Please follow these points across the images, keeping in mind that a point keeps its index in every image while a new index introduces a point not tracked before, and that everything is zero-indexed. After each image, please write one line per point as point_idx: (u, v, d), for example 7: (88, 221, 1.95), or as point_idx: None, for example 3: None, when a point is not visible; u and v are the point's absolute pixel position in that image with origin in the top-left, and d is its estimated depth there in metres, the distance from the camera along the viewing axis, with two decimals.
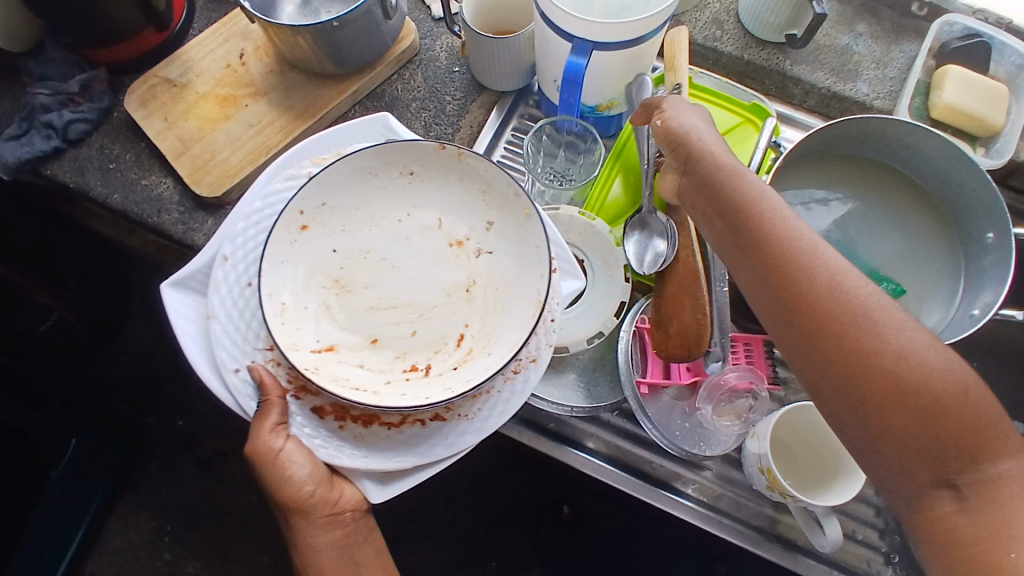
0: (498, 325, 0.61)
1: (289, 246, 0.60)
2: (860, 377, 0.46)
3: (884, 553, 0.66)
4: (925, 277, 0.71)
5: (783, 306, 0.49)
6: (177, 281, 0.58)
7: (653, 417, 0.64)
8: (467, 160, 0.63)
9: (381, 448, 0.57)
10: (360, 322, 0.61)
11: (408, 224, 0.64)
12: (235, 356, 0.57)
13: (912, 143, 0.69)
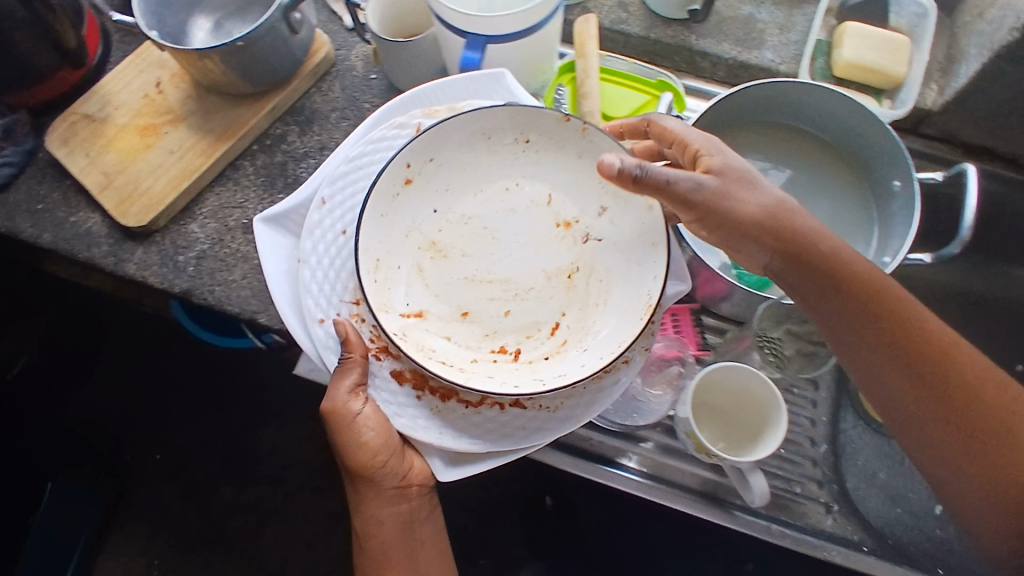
0: (596, 320, 0.62)
1: (390, 201, 0.63)
2: (957, 445, 0.54)
3: (824, 502, 0.68)
4: (841, 231, 0.73)
5: (873, 368, 0.57)
6: (270, 217, 0.61)
7: None
8: (587, 137, 0.64)
9: (453, 424, 0.59)
10: (452, 294, 0.64)
11: (515, 196, 0.66)
12: (323, 305, 0.59)
13: (815, 101, 0.70)
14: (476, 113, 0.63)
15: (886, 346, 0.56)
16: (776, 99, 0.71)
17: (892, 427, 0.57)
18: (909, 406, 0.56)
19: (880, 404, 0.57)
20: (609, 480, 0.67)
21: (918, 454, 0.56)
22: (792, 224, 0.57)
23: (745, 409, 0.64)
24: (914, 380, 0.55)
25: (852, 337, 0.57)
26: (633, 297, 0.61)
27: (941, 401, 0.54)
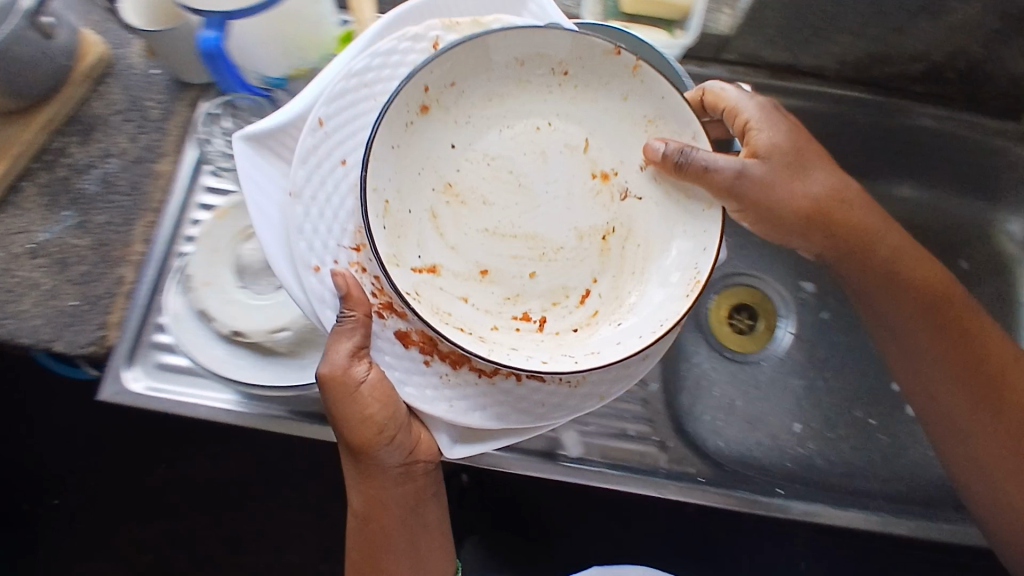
0: (633, 289, 0.57)
1: (404, 132, 0.52)
2: (952, 389, 0.66)
3: (656, 441, 0.72)
4: None
5: (902, 327, 0.68)
6: (252, 135, 0.50)
7: None
8: (640, 77, 0.53)
9: (467, 396, 0.53)
10: (469, 243, 0.55)
11: (546, 137, 0.56)
12: (315, 250, 0.49)
13: None
14: (515, 30, 0.51)
15: (919, 310, 0.67)
16: None
17: (897, 370, 0.70)
18: (914, 356, 0.68)
19: (893, 349, 0.69)
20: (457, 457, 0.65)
21: (911, 391, 0.69)
22: (832, 201, 0.64)
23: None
24: (936, 334, 0.66)
25: (879, 301, 0.68)
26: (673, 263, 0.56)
27: (957, 351, 0.66)
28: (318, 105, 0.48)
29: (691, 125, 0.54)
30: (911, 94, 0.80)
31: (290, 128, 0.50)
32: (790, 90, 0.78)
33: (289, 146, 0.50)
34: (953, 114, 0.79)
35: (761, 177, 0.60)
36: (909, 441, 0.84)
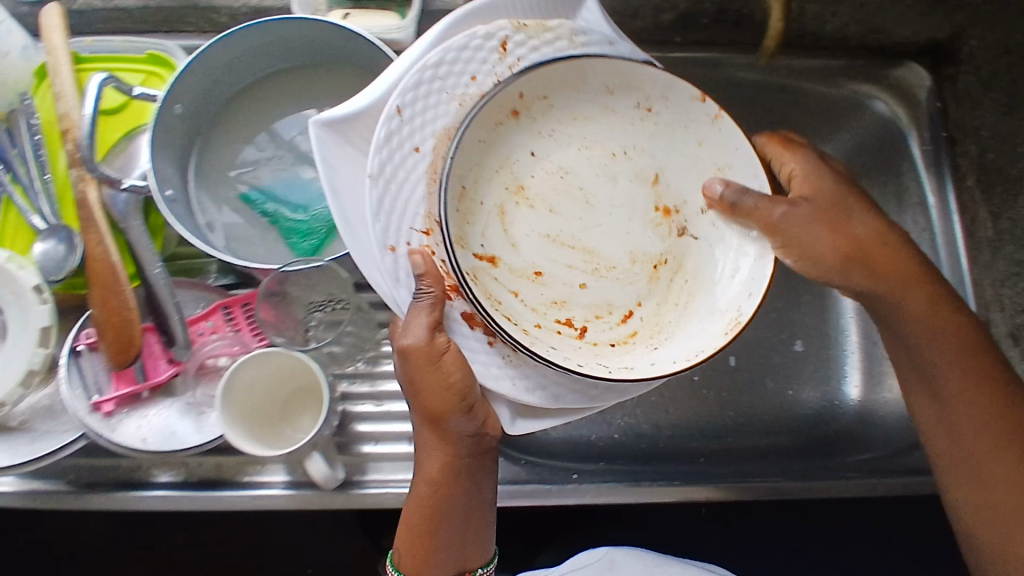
0: (674, 320, 0.54)
1: (488, 133, 0.51)
2: (966, 418, 0.58)
3: None
4: None
5: (929, 353, 0.59)
6: (329, 120, 0.47)
7: (141, 426, 0.61)
8: (717, 128, 0.52)
9: (525, 377, 0.49)
10: (531, 246, 0.53)
11: (618, 164, 0.55)
12: (389, 232, 0.46)
13: (314, 37, 0.62)
14: (614, 60, 0.50)
15: (948, 335, 0.59)
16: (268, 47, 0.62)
17: (914, 395, 0.61)
18: (934, 383, 0.59)
19: (910, 373, 0.61)
20: (256, 503, 0.63)
21: (921, 415, 0.61)
22: (872, 242, 0.57)
23: (291, 404, 0.62)
24: (963, 364, 0.59)
25: (908, 329, 0.60)
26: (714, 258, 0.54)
27: (978, 380, 0.59)
28: (396, 93, 0.45)
29: (740, 147, 0.52)
30: (673, 47, 0.74)
31: (375, 109, 0.47)
32: None
33: (366, 130, 0.47)
34: (716, 54, 0.74)
35: (806, 229, 0.54)
36: (732, 399, 0.82)
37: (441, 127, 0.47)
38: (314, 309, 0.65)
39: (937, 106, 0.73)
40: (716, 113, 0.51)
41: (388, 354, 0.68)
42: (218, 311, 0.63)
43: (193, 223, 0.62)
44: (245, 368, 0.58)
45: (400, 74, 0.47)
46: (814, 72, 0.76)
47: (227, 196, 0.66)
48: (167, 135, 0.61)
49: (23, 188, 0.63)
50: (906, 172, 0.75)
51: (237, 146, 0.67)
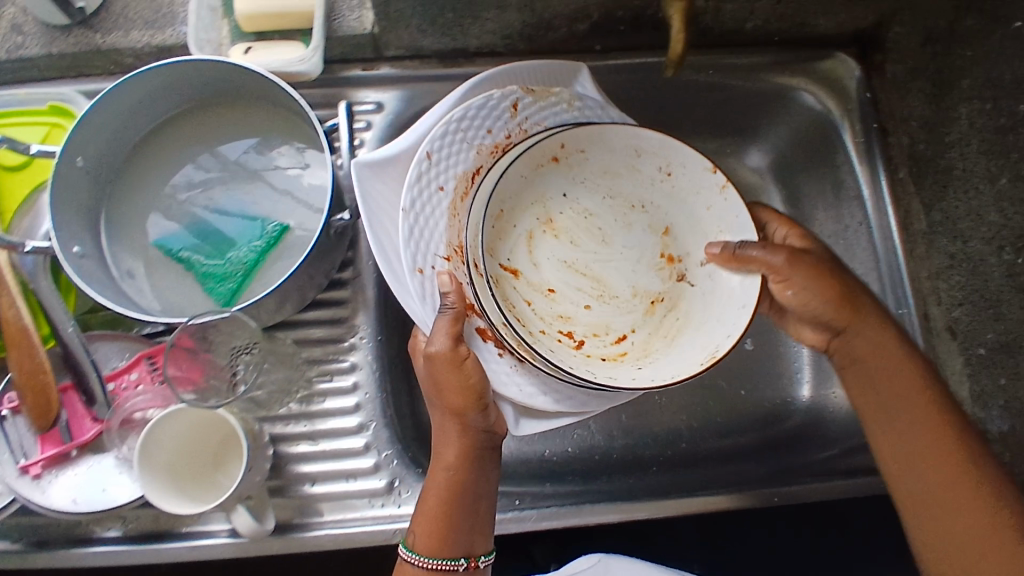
0: (662, 350, 0.58)
1: (526, 177, 0.59)
2: (937, 481, 0.54)
3: (385, 483, 0.65)
4: (306, 209, 0.66)
5: (894, 412, 0.57)
6: (370, 163, 0.58)
7: (71, 487, 0.60)
8: (723, 197, 0.57)
9: (527, 383, 0.57)
10: (550, 268, 0.61)
11: (636, 215, 0.62)
12: (418, 255, 0.54)
13: (211, 72, 0.62)
14: (628, 127, 0.58)
15: (914, 395, 0.57)
16: (163, 86, 0.62)
17: (882, 457, 0.58)
18: (901, 445, 0.56)
19: (879, 435, 0.58)
20: (196, 553, 0.62)
21: (893, 479, 0.57)
22: (851, 290, 0.59)
23: (223, 452, 0.61)
24: (929, 422, 0.56)
25: (876, 387, 0.58)
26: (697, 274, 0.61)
27: (946, 441, 0.55)
28: (426, 141, 0.55)
29: (722, 196, 0.58)
30: (595, 55, 0.73)
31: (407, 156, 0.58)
32: (468, 76, 0.73)
33: (400, 172, 0.58)
34: (636, 60, 0.73)
35: (784, 285, 0.56)
36: (680, 402, 0.80)
37: (462, 171, 0.56)
38: (245, 357, 0.67)
39: (867, 97, 0.72)
40: (719, 182, 0.57)
41: (322, 391, 0.67)
42: (140, 362, 0.63)
43: (105, 281, 0.62)
44: (163, 426, 0.59)
45: (426, 129, 0.59)
46: (739, 70, 0.73)
47: (145, 242, 0.65)
48: (71, 189, 0.60)
49: None
50: (841, 165, 0.74)
51: (149, 191, 0.66)
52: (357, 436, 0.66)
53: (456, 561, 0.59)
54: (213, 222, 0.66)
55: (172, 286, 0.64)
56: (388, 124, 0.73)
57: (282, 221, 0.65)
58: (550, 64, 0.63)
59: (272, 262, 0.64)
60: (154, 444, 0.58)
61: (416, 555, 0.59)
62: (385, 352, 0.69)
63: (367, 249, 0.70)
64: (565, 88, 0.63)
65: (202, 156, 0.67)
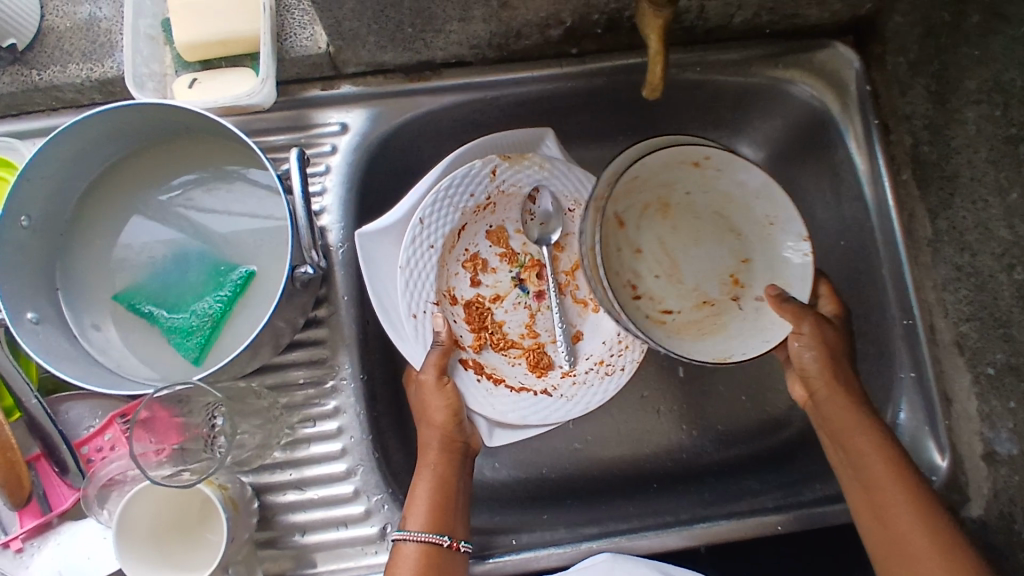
0: (687, 337, 0.64)
1: (668, 164, 0.64)
2: (915, 558, 0.53)
3: (379, 529, 0.64)
4: (273, 250, 0.62)
5: (873, 486, 0.56)
6: (370, 231, 0.64)
7: (52, 559, 0.58)
8: (803, 264, 0.62)
9: (501, 403, 0.67)
10: (646, 236, 0.67)
11: (733, 239, 0.67)
12: (414, 303, 0.65)
13: (153, 116, 0.57)
14: (746, 164, 0.63)
15: (889, 470, 0.56)
16: (105, 135, 0.57)
17: (866, 534, 0.56)
18: (879, 519, 0.55)
19: (861, 510, 0.57)
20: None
21: (875, 556, 0.55)
22: (841, 349, 0.62)
23: (208, 512, 0.60)
24: (903, 495, 0.55)
25: (847, 446, 0.59)
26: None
27: (921, 516, 0.54)
28: (420, 208, 0.65)
29: (804, 265, 0.63)
30: (573, 58, 0.68)
31: (398, 223, 0.65)
32: (437, 91, 0.68)
33: (395, 233, 0.66)
34: (618, 60, 0.68)
35: (800, 339, 0.60)
36: (683, 416, 0.78)
37: (449, 230, 0.68)
38: (218, 414, 0.62)
39: (867, 90, 0.67)
40: (808, 254, 0.62)
41: (306, 436, 0.65)
42: (108, 425, 0.61)
43: (68, 343, 0.58)
44: (142, 499, 0.57)
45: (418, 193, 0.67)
46: (729, 66, 0.68)
47: (105, 299, 0.62)
48: (17, 250, 0.56)
49: None
50: (840, 162, 0.69)
51: (104, 239, 0.62)
52: (345, 481, 0.64)
53: (441, 539, 0.59)
54: (175, 269, 0.62)
55: (141, 341, 0.61)
56: (354, 146, 0.68)
57: (248, 266, 0.62)
58: (520, 131, 0.69)
59: (241, 311, 0.61)
60: (131, 520, 0.57)
61: (406, 532, 0.59)
62: (368, 391, 0.66)
63: (343, 285, 0.67)
64: (534, 152, 0.70)
65: (160, 198, 0.63)
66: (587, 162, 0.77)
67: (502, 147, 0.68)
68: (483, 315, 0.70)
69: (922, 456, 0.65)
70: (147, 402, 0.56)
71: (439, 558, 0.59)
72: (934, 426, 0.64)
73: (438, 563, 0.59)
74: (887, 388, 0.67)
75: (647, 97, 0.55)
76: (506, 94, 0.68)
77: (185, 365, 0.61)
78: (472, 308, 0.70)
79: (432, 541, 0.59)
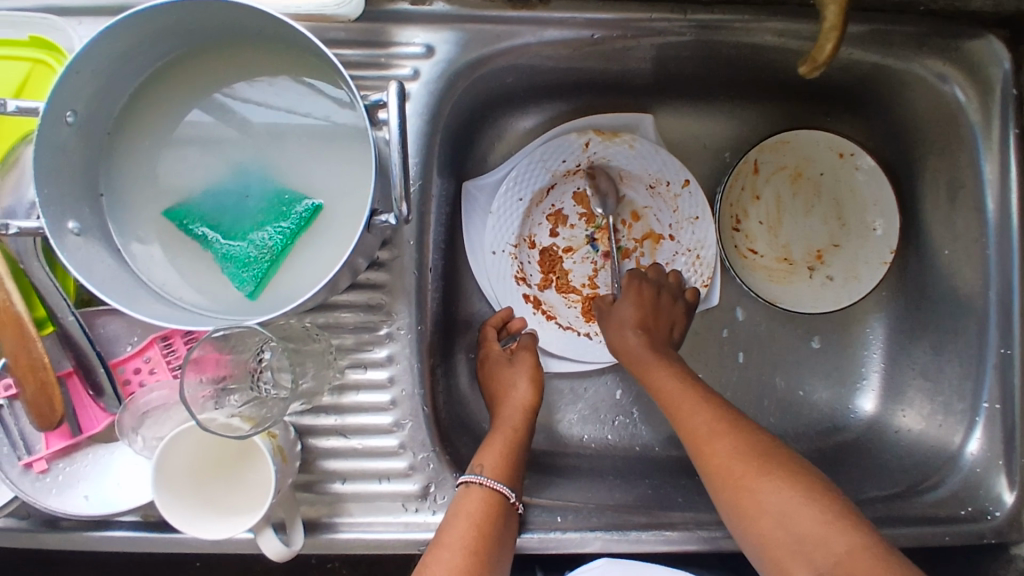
0: (751, 274, 0.74)
1: (821, 143, 0.72)
2: (747, 467, 0.52)
3: (419, 487, 0.60)
4: (338, 181, 0.55)
5: (696, 430, 0.56)
6: (477, 183, 0.73)
7: (74, 479, 0.55)
8: (879, 266, 0.72)
9: (548, 335, 0.74)
10: (771, 189, 0.74)
11: (839, 227, 0.73)
12: (496, 241, 0.72)
13: (210, 12, 0.49)
14: (875, 169, 0.71)
15: (680, 384, 0.61)
16: (157, 29, 0.49)
17: (707, 484, 0.54)
18: (712, 462, 0.54)
19: (699, 465, 0.55)
20: (220, 546, 0.58)
21: (723, 502, 0.52)
22: (647, 295, 0.69)
23: (247, 449, 0.55)
24: (682, 385, 0.60)
25: (635, 354, 0.65)
26: (696, 279, 0.73)
27: (740, 438, 0.54)
28: (515, 165, 0.72)
29: (876, 269, 0.72)
30: (700, 6, 0.60)
31: (493, 182, 0.73)
32: (540, 22, 0.60)
33: (485, 190, 0.73)
34: (746, 17, 0.60)
35: (633, 292, 0.70)
36: (739, 404, 0.74)
37: (537, 187, 0.73)
38: (268, 348, 0.56)
39: (1014, 93, 0.60)
40: (884, 261, 0.71)
41: (355, 383, 0.61)
42: (153, 348, 0.56)
43: (110, 261, 0.53)
44: (183, 438, 0.52)
45: (518, 155, 0.73)
46: (866, 39, 0.60)
47: (151, 213, 0.55)
48: (58, 150, 0.50)
49: None
50: (964, 166, 0.64)
51: (151, 145, 0.55)
52: (391, 435, 0.61)
53: (506, 493, 0.58)
54: (236, 191, 0.56)
55: (189, 264, 0.56)
56: (438, 74, 0.61)
57: (313, 198, 0.55)
58: (614, 114, 0.73)
59: (304, 247, 0.55)
60: (177, 445, 0.52)
61: (480, 476, 0.58)
62: (423, 342, 0.62)
63: (412, 227, 0.61)
64: (632, 130, 0.73)
65: (219, 106, 0.55)
66: (680, 130, 0.75)
67: (598, 123, 0.72)
68: (554, 261, 0.75)
69: (988, 489, 0.62)
70: (204, 340, 0.52)
71: (503, 509, 0.57)
72: (1008, 461, 0.62)
73: (501, 515, 0.57)
74: (964, 413, 0.65)
75: (800, 73, 0.51)
76: (615, 36, 0.61)
77: (239, 297, 0.55)
78: (545, 254, 0.75)
79: (501, 491, 0.58)
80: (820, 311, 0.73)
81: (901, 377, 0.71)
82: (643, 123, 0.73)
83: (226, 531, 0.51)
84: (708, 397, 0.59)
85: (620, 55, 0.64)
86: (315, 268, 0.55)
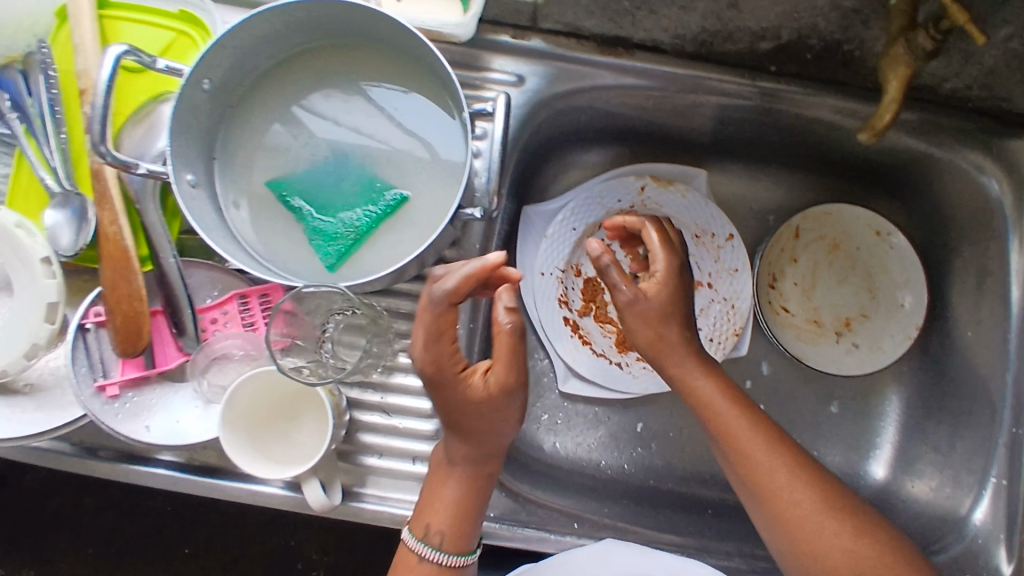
0: (781, 330, 0.78)
1: (861, 219, 0.78)
2: (826, 528, 0.54)
3: None
4: (423, 178, 0.61)
5: (773, 479, 0.56)
6: (537, 209, 0.78)
7: (139, 410, 0.59)
8: (903, 340, 0.76)
9: (581, 358, 0.78)
10: (809, 255, 0.79)
11: (868, 299, 0.78)
12: (546, 264, 0.78)
13: (346, 15, 0.56)
14: (908, 250, 0.76)
15: (746, 416, 0.59)
16: (297, 21, 0.57)
17: (775, 531, 0.55)
18: (787, 514, 0.55)
19: (765, 510, 0.56)
20: (256, 498, 0.62)
21: (787, 551, 0.55)
22: (679, 290, 0.61)
23: (297, 410, 0.60)
24: (747, 419, 0.58)
25: (684, 368, 0.61)
26: (728, 327, 0.77)
27: (816, 492, 0.56)
28: (573, 197, 0.78)
29: (900, 342, 0.76)
30: (766, 75, 0.67)
31: (551, 211, 0.78)
32: (623, 69, 0.67)
33: (543, 216, 0.78)
34: (808, 91, 0.67)
35: (665, 280, 0.60)
36: None
37: (591, 221, 0.78)
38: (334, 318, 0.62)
39: None
40: (908, 336, 0.75)
41: (404, 366, 0.65)
42: (230, 303, 0.61)
43: (214, 216, 0.59)
44: (249, 382, 0.57)
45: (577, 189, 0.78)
46: (914, 126, 0.66)
47: (252, 182, 0.62)
48: (192, 111, 0.56)
49: (43, 157, 0.61)
50: (993, 254, 0.69)
51: (264, 123, 0.62)
52: (429, 420, 0.65)
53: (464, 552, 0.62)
54: (332, 174, 0.62)
55: (279, 232, 0.61)
56: (524, 101, 0.67)
57: (399, 190, 0.61)
58: (671, 165, 0.79)
59: (386, 232, 0.61)
60: (245, 389, 0.57)
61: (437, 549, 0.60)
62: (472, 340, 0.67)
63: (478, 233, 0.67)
64: (686, 182, 0.79)
65: (329, 97, 0.62)
66: (729, 189, 0.81)
67: (655, 171, 0.79)
68: (596, 291, 0.80)
69: (988, 560, 0.65)
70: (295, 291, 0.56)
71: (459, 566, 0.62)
72: (1010, 535, 0.64)
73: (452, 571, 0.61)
74: (972, 485, 0.68)
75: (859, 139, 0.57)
76: (689, 91, 0.68)
77: (320, 267, 0.61)
78: (589, 284, 0.80)
79: (454, 554, 0.61)
80: (843, 374, 0.76)
81: (912, 447, 0.75)
82: (698, 178, 0.79)
83: (274, 474, 0.56)
84: (778, 436, 0.58)
85: (688, 109, 0.71)
86: (392, 251, 0.60)
